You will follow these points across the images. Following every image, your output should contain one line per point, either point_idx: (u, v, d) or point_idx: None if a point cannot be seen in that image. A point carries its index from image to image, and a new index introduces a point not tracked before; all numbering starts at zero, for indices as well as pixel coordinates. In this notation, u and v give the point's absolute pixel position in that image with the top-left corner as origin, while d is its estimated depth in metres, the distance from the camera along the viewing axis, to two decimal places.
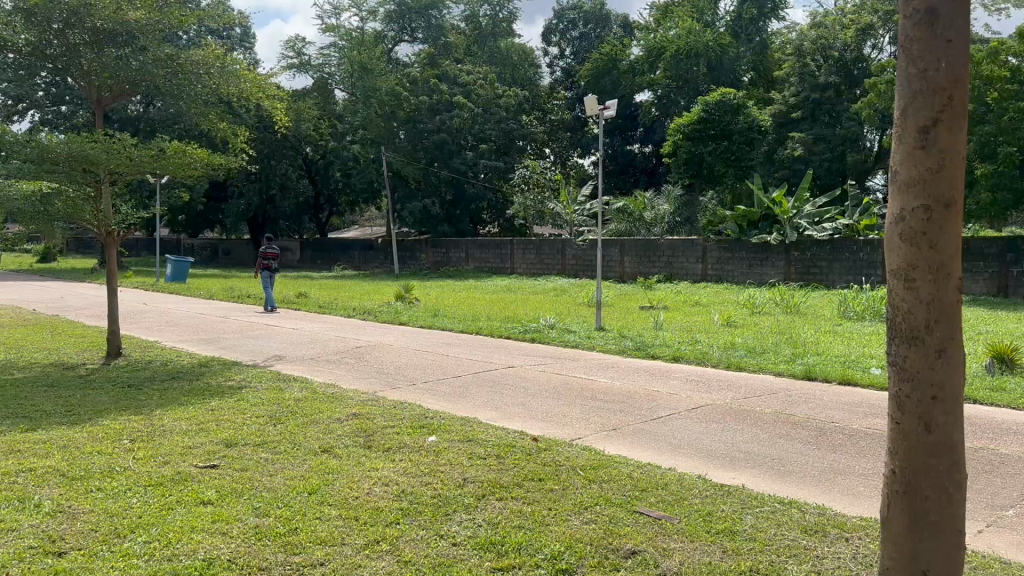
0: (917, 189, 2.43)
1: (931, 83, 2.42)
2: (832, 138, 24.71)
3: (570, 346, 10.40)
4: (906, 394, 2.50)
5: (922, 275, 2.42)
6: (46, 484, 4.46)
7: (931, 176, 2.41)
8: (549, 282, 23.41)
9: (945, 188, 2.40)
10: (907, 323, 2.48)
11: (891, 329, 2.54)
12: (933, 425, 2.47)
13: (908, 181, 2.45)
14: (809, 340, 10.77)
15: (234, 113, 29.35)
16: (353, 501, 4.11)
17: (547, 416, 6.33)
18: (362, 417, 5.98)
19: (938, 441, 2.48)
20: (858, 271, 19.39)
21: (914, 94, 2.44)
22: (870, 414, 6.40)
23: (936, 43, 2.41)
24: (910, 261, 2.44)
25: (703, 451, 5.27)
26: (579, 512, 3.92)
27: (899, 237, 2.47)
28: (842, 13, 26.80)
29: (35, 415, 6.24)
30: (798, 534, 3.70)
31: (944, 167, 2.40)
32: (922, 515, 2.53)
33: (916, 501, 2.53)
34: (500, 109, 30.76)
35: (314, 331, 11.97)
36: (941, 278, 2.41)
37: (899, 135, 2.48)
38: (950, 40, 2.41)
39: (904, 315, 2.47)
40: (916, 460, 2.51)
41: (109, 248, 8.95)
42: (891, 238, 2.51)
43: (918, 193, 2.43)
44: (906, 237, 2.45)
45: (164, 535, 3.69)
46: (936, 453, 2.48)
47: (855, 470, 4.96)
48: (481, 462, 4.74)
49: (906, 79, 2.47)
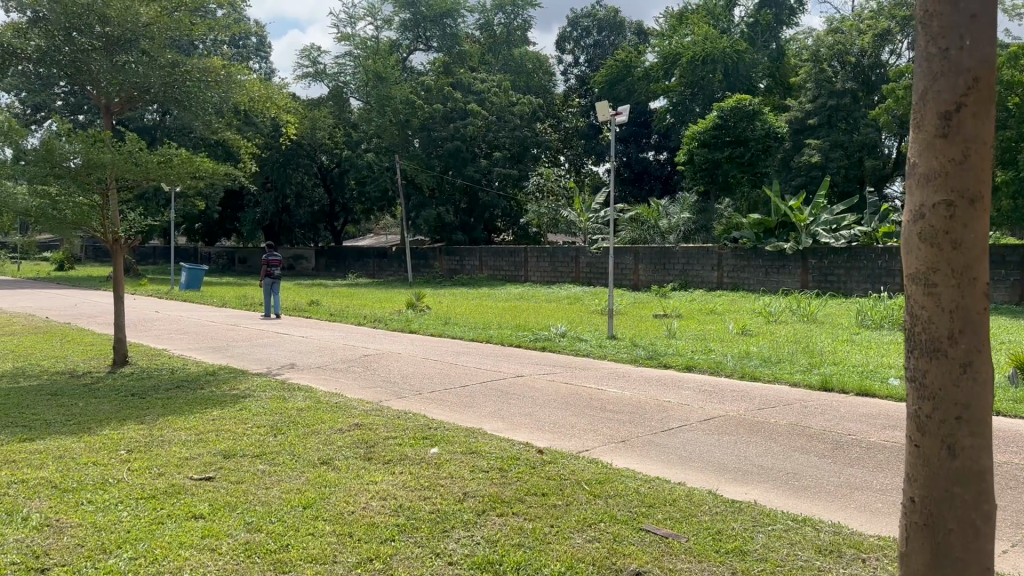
0: (937, 184, 2.27)
1: (953, 64, 2.26)
2: (848, 144, 24.41)
3: (581, 355, 10.23)
4: (926, 413, 2.33)
5: (944, 280, 2.25)
6: (36, 496, 4.36)
7: (953, 168, 2.25)
8: (562, 290, 23.25)
9: (967, 181, 2.24)
10: (926, 332, 2.31)
11: (909, 342, 2.37)
12: (957, 448, 2.30)
13: (927, 175, 2.29)
14: (825, 350, 10.55)
15: (248, 122, 29.46)
16: (348, 516, 3.97)
17: (554, 428, 6.16)
18: (365, 428, 5.84)
19: (963, 467, 2.30)
20: (876, 279, 19.08)
21: (934, 75, 2.29)
22: (888, 426, 6.19)
23: (958, 17, 2.26)
24: (931, 265, 2.28)
25: (714, 466, 5.09)
26: (581, 529, 3.76)
27: (917, 238, 2.31)
28: (859, 18, 26.50)
29: (34, 424, 6.15)
30: (811, 554, 3.52)
31: (968, 157, 2.24)
32: (946, 549, 2.35)
33: (939, 534, 2.35)
34: (514, 117, 30.99)
35: (324, 339, 11.89)
36: (965, 283, 2.24)
37: (918, 122, 2.33)
38: (974, 14, 2.25)
39: (924, 325, 2.30)
40: (938, 488, 2.34)
41: (116, 255, 8.75)
42: (909, 238, 2.35)
43: (938, 187, 2.26)
44: (925, 238, 2.29)
45: (150, 551, 3.57)
46: (961, 480, 2.31)
47: (872, 486, 4.75)
48: (483, 475, 4.59)
49: (925, 60, 2.32)
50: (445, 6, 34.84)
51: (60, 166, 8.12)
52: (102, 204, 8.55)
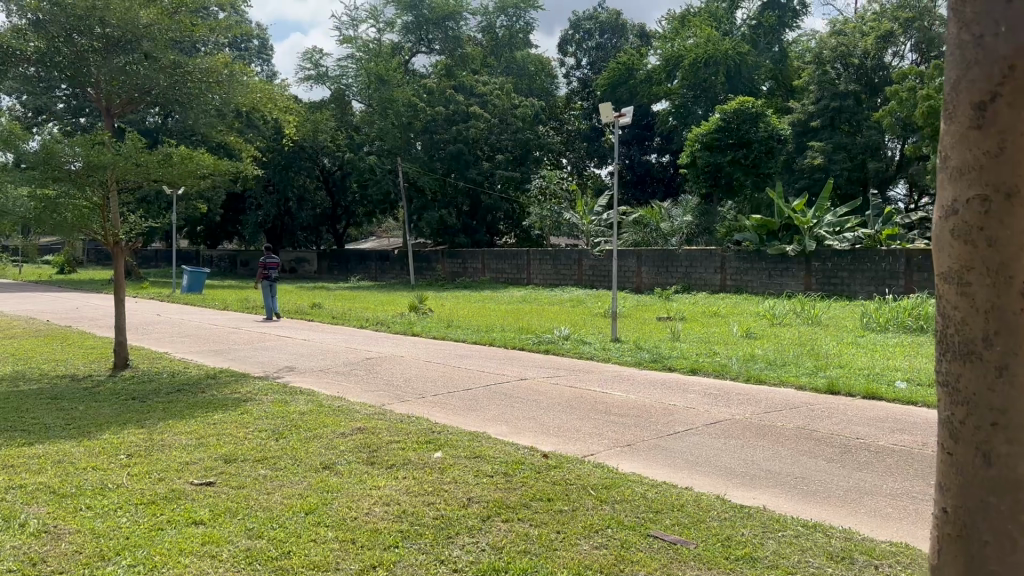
0: (972, 177, 2.22)
1: (988, 53, 2.20)
2: (851, 147, 24.34)
3: (586, 359, 10.16)
4: (961, 419, 2.26)
5: (979, 278, 2.19)
6: (34, 502, 4.31)
7: (988, 161, 2.18)
8: (565, 293, 23.19)
9: (1002, 175, 2.17)
10: (958, 333, 2.25)
11: (943, 344, 2.31)
12: (993, 456, 2.21)
13: (962, 169, 2.23)
14: (830, 352, 10.47)
15: (250, 124, 29.43)
16: (351, 522, 3.91)
17: (559, 432, 6.09)
18: (367, 432, 5.78)
19: (999, 476, 2.21)
20: (880, 281, 19.01)
21: (969, 66, 2.24)
22: (896, 430, 6.11)
23: (995, 6, 2.20)
24: (964, 263, 2.22)
25: (722, 470, 5.02)
26: (589, 535, 3.70)
27: (951, 234, 2.26)
28: (862, 19, 26.41)
29: (33, 429, 6.10)
30: (823, 561, 3.45)
31: (1005, 150, 2.17)
32: (981, 563, 2.26)
33: (974, 546, 2.27)
34: (517, 120, 31.01)
35: (326, 342, 11.84)
36: (1001, 283, 2.16)
37: (951, 114, 2.28)
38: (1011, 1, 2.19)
39: (958, 326, 2.24)
40: (972, 497, 2.25)
41: (118, 257, 8.64)
42: (942, 235, 2.30)
43: (973, 181, 2.20)
44: (959, 234, 2.23)
45: (149, 559, 3.51)
46: (997, 490, 2.21)
47: (882, 490, 4.68)
48: (487, 480, 4.52)
49: (960, 49, 2.27)
50: (447, 9, 34.84)
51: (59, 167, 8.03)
52: (101, 204, 8.37)
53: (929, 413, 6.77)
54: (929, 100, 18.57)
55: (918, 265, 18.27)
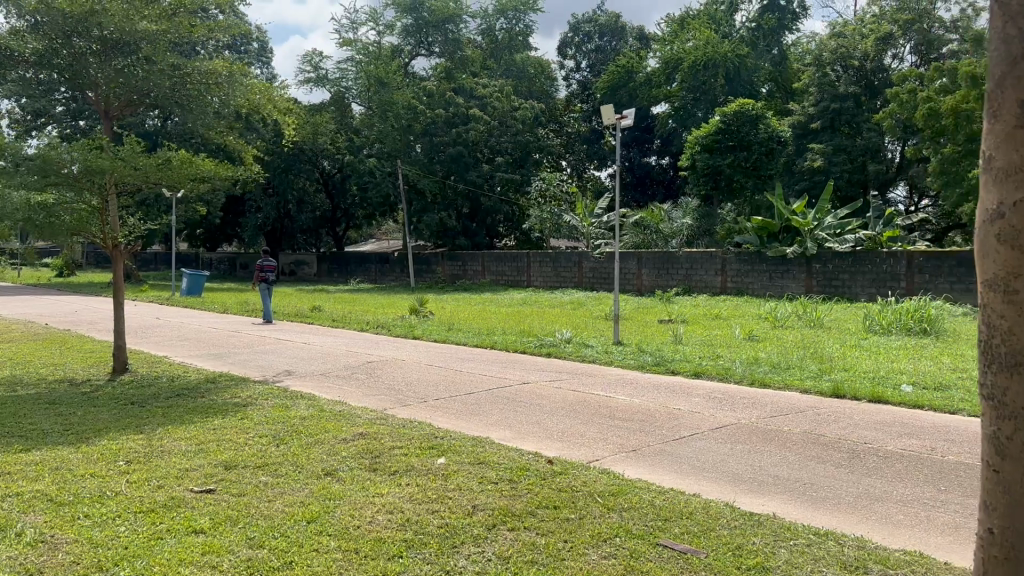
0: (1018, 180, 2.33)
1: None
2: (852, 149, 24.35)
3: (588, 362, 10.09)
4: (1009, 426, 2.38)
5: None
6: (31, 511, 4.24)
7: None
8: (565, 295, 23.14)
9: None
10: (1005, 343, 2.36)
11: (988, 350, 2.43)
12: None
13: (1007, 171, 2.35)
14: (834, 355, 10.41)
15: (249, 127, 29.39)
16: (353, 531, 3.83)
17: (563, 437, 6.02)
18: (369, 437, 5.71)
19: None
20: (881, 283, 18.94)
21: (1013, 68, 2.35)
22: (904, 435, 6.04)
23: None
24: (1011, 268, 2.33)
25: (730, 477, 4.94)
26: (596, 544, 3.62)
27: (996, 238, 2.37)
28: (862, 22, 26.34)
29: (31, 434, 6.03)
30: (835, 571, 3.38)
31: None
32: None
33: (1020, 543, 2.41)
34: (516, 122, 30.89)
35: (326, 346, 11.76)
36: None
37: (994, 114, 2.39)
38: None
39: (1006, 335, 2.35)
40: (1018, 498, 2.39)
41: (116, 261, 8.63)
42: (986, 239, 2.40)
43: (1019, 185, 2.32)
44: (1004, 238, 2.35)
45: (149, 569, 3.44)
46: None
47: (893, 497, 4.61)
48: (492, 487, 4.45)
49: (1002, 52, 2.38)
50: (448, 12, 34.82)
51: (57, 172, 7.95)
52: (101, 207, 8.39)
53: (935, 417, 6.69)
54: (930, 102, 18.54)
55: (919, 267, 18.24)
